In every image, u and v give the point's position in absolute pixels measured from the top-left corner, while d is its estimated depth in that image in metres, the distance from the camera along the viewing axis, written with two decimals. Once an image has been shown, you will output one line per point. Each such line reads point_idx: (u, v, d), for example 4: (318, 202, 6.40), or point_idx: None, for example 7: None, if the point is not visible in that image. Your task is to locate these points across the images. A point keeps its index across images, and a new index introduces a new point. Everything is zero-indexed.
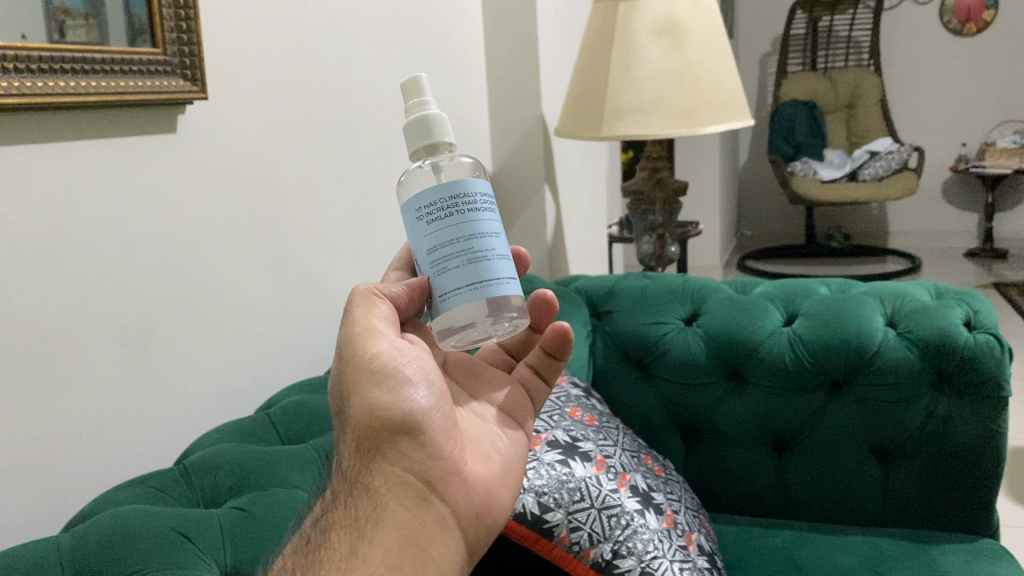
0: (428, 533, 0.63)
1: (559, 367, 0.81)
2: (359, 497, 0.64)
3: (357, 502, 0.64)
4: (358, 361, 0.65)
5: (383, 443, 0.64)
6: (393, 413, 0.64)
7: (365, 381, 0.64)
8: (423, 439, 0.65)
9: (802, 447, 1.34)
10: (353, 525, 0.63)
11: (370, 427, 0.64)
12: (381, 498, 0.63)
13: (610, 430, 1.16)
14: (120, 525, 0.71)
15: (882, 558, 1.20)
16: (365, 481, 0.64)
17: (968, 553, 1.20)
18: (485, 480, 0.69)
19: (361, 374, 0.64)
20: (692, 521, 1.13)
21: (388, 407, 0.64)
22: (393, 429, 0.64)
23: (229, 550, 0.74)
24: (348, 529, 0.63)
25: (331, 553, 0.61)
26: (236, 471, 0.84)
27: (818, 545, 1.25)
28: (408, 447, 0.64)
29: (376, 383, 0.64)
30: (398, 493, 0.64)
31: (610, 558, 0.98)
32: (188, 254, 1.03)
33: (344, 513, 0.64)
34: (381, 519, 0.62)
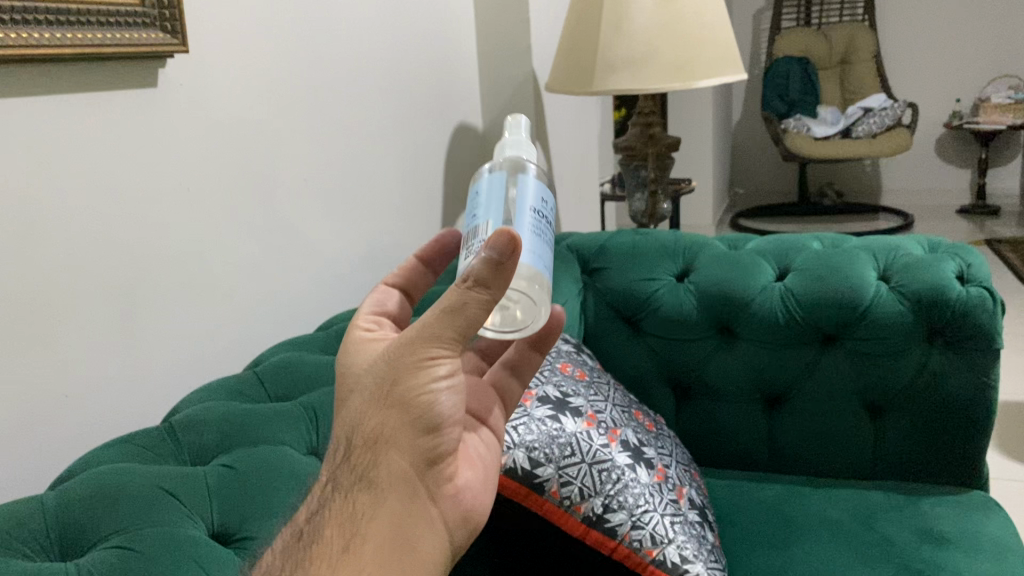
0: (419, 534, 0.60)
1: (537, 362, 0.77)
2: (358, 492, 0.59)
3: (355, 497, 0.59)
4: (415, 357, 0.59)
5: (405, 441, 0.60)
6: (419, 413, 0.59)
7: (403, 376, 0.59)
8: (432, 442, 0.61)
9: (794, 401, 1.34)
10: (348, 520, 0.58)
11: (390, 425, 0.59)
12: (382, 494, 0.59)
13: (600, 386, 1.15)
14: (105, 484, 0.71)
15: (871, 510, 1.19)
16: (372, 476, 0.59)
17: (958, 505, 1.20)
18: (475, 484, 0.66)
19: (405, 368, 0.59)
20: (683, 475, 1.12)
21: (421, 409, 0.59)
22: (415, 429, 0.60)
23: (216, 508, 0.73)
24: (343, 522, 0.58)
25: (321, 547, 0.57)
26: (221, 428, 0.83)
27: (810, 497, 1.24)
28: (421, 448, 0.61)
29: (422, 388, 0.59)
30: (397, 490, 0.60)
31: (601, 512, 0.98)
32: (171, 213, 1.01)
33: (340, 506, 0.59)
34: (376, 517, 0.59)
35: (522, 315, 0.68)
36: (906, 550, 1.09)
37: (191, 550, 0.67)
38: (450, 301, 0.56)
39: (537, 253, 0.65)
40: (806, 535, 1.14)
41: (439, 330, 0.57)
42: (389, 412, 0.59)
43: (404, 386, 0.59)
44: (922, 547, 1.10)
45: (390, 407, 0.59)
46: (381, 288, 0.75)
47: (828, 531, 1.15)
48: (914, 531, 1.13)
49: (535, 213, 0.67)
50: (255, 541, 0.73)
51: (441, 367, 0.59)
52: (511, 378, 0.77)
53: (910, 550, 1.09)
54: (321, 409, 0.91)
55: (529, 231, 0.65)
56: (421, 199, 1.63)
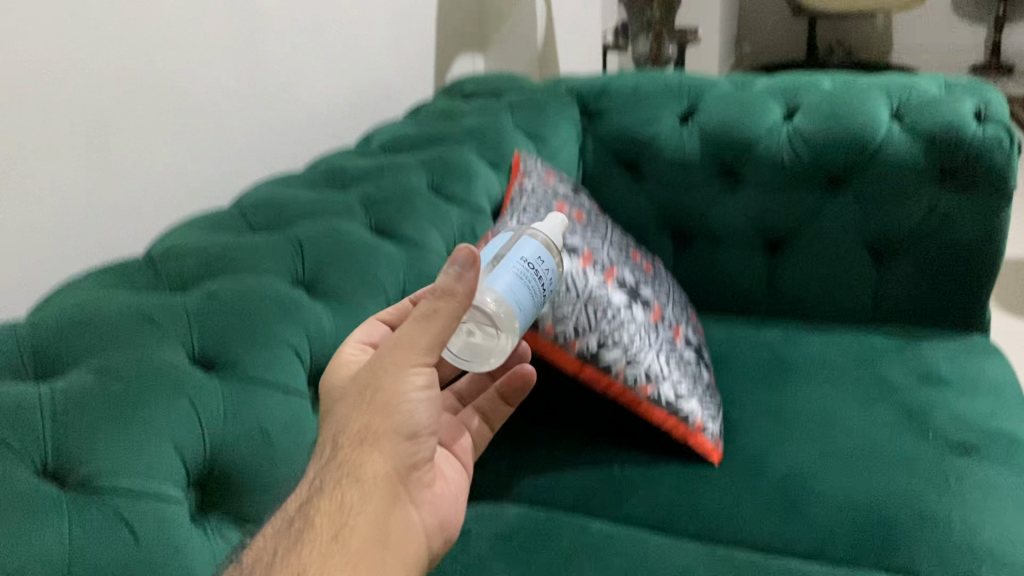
0: (398, 530, 0.60)
1: (505, 413, 0.83)
2: (345, 486, 0.58)
3: (343, 491, 0.57)
4: (398, 366, 0.61)
5: (388, 446, 0.60)
6: (403, 419, 0.61)
7: (387, 384, 0.61)
8: (412, 451, 0.62)
9: (797, 246, 1.30)
10: (335, 511, 0.56)
11: (376, 424, 0.60)
12: (367, 489, 0.58)
13: (598, 225, 1.12)
14: (80, 311, 0.68)
15: (870, 353, 1.18)
16: (360, 473, 0.58)
17: (958, 348, 1.19)
18: (445, 498, 0.68)
19: (389, 375, 0.61)
20: (680, 315, 1.10)
21: (404, 417, 0.61)
22: (397, 434, 0.61)
23: (195, 334, 0.69)
24: (332, 513, 0.56)
25: (311, 532, 0.55)
26: (201, 258, 0.79)
27: (808, 341, 1.22)
28: (402, 454, 0.62)
29: (405, 393, 0.61)
30: (382, 488, 0.59)
31: (596, 350, 0.97)
32: (142, 33, 0.94)
33: (328, 496, 0.57)
34: (362, 512, 0.57)
35: (486, 339, 0.72)
36: (905, 392, 1.08)
37: (170, 375, 0.64)
38: (428, 311, 0.60)
39: (513, 292, 0.68)
40: (805, 376, 1.13)
41: (421, 338, 0.60)
42: (373, 416, 0.60)
43: (388, 396, 0.60)
44: (921, 388, 1.09)
45: (376, 414, 0.60)
46: (372, 321, 0.73)
47: (826, 373, 1.13)
48: (913, 373, 1.12)
49: (527, 263, 0.71)
50: (236, 367, 0.69)
51: (421, 377, 0.61)
52: (482, 424, 0.82)
53: (909, 391, 1.09)
54: (308, 241, 0.85)
55: (514, 272, 0.70)
56: (413, 37, 1.54)
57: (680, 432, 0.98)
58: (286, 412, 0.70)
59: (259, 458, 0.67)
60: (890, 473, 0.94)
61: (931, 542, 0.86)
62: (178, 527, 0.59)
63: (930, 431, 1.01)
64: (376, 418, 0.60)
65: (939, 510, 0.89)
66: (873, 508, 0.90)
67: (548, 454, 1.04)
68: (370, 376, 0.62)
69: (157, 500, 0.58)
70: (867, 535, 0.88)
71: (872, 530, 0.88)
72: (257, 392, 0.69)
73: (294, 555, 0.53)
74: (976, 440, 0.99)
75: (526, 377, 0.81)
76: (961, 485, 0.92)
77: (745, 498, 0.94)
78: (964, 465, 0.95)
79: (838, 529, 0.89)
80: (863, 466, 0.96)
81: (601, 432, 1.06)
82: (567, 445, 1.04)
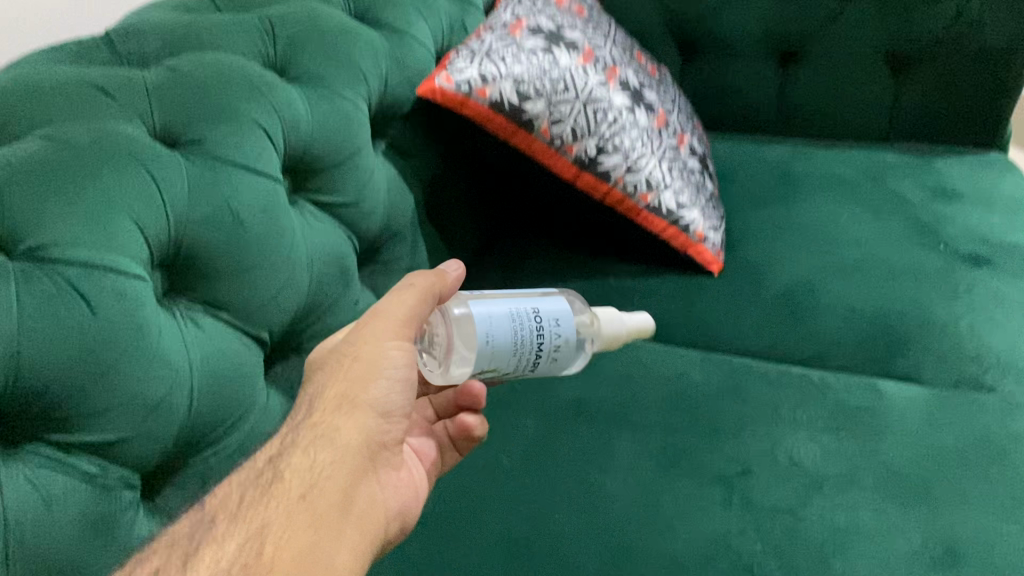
0: (362, 500, 0.55)
1: (458, 457, 0.70)
2: (317, 445, 0.53)
3: (314, 450, 0.53)
4: (378, 335, 0.57)
5: (365, 415, 0.56)
6: (380, 393, 0.56)
7: (369, 354, 0.57)
8: (391, 435, 0.58)
9: (810, 56, 1.22)
10: (302, 469, 0.52)
11: (354, 381, 0.56)
12: (340, 451, 0.54)
13: (600, 24, 1.03)
14: (31, 78, 0.60)
15: (882, 168, 1.12)
16: (335, 442, 0.54)
17: (974, 164, 1.13)
18: (410, 483, 0.62)
19: (371, 338, 0.57)
20: (685, 122, 1.03)
21: (383, 390, 0.56)
22: (373, 405, 0.56)
23: (158, 107, 0.63)
24: (302, 469, 0.52)
25: (281, 485, 0.51)
26: (165, 35, 0.70)
27: (817, 157, 1.16)
28: (378, 429, 0.57)
29: (384, 362, 0.57)
30: (354, 455, 0.55)
31: (594, 156, 0.89)
32: None
33: (296, 456, 0.53)
34: (331, 475, 0.53)
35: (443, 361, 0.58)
36: (917, 206, 1.03)
37: (127, 145, 0.58)
38: (401, 286, 0.59)
39: (492, 318, 0.56)
40: (812, 190, 1.08)
41: (395, 311, 0.58)
42: (349, 377, 0.56)
43: (367, 369, 0.57)
44: (934, 203, 1.04)
45: (355, 379, 0.56)
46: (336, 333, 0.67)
47: (835, 188, 1.08)
48: (926, 189, 1.07)
49: (533, 318, 0.58)
50: (204, 146, 0.63)
51: (406, 350, 0.58)
52: (449, 450, 0.69)
53: (921, 205, 1.04)
54: (280, 19, 0.76)
55: (509, 308, 0.57)
56: None
57: (680, 242, 0.94)
58: (258, 195, 0.65)
59: (228, 240, 0.63)
60: (898, 283, 0.91)
61: (936, 349, 0.83)
62: (139, 303, 0.55)
63: (941, 244, 0.96)
64: (356, 384, 0.56)
65: (946, 318, 0.86)
66: (877, 317, 0.87)
67: (542, 267, 1.00)
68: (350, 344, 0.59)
69: (115, 274, 0.54)
70: (870, 343, 0.85)
71: (875, 338, 0.85)
72: (225, 170, 0.63)
73: (257, 511, 0.49)
74: (989, 252, 0.95)
75: (469, 429, 0.67)
76: (970, 295, 0.88)
77: (745, 308, 0.91)
78: (974, 276, 0.91)
79: (840, 337, 0.86)
80: (869, 276, 0.92)
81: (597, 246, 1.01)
82: (562, 258, 1.01)
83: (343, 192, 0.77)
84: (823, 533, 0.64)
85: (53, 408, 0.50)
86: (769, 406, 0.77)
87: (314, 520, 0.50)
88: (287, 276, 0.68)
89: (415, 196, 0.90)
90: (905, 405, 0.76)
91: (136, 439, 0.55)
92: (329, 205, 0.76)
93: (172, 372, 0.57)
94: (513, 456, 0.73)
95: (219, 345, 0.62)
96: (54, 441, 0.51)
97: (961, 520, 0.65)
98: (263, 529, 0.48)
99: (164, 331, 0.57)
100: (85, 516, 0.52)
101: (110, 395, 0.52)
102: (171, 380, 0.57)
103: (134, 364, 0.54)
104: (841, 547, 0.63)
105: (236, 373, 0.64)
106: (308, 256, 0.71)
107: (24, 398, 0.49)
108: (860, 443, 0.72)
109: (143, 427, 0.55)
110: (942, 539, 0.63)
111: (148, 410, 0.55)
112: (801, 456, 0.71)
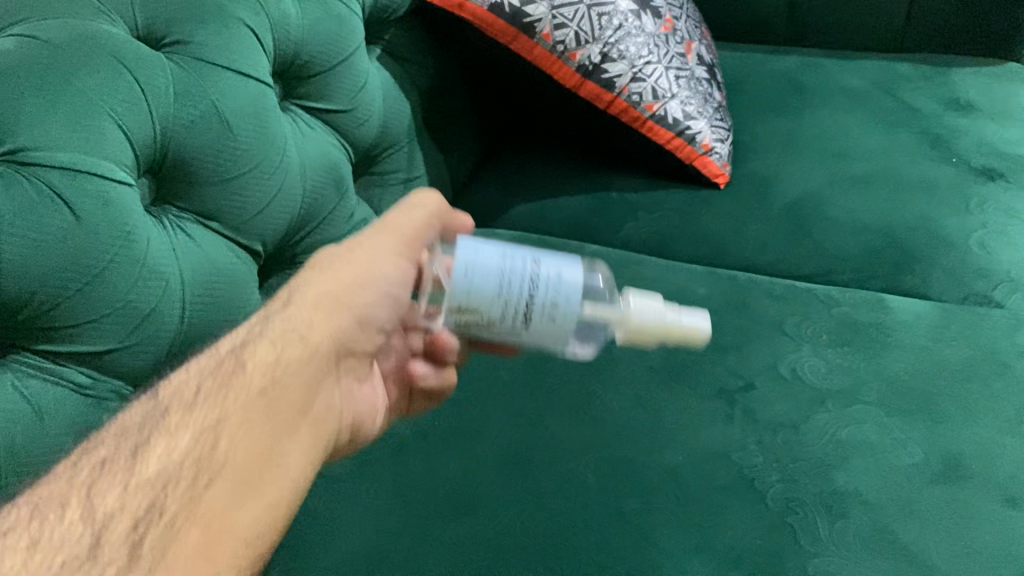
0: (322, 402, 0.52)
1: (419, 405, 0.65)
2: (287, 341, 0.50)
3: (283, 346, 0.50)
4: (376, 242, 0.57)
5: (335, 327, 0.53)
6: (361, 297, 0.55)
7: (361, 257, 0.56)
8: (354, 339, 0.55)
9: None
10: (270, 363, 0.48)
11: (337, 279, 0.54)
12: (311, 351, 0.51)
13: None
14: None
15: (895, 80, 1.09)
16: (305, 341, 0.51)
17: (991, 76, 1.09)
18: (376, 398, 0.59)
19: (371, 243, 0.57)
20: (694, 30, 0.99)
21: (365, 294, 0.55)
22: (352, 309, 0.54)
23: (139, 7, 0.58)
24: (268, 364, 0.48)
25: (243, 377, 0.47)
26: None
27: (828, 68, 1.12)
28: (350, 335, 0.54)
29: (373, 268, 0.56)
30: (323, 357, 0.52)
31: (598, 63, 0.86)
32: None
33: (266, 347, 0.49)
34: (296, 375, 0.49)
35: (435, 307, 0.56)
36: (930, 118, 1.00)
37: (107, 43, 0.54)
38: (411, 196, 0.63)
39: (474, 265, 0.54)
40: (822, 101, 1.04)
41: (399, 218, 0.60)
42: (333, 277, 0.55)
43: (353, 277, 0.55)
44: (947, 115, 1.01)
45: (343, 282, 0.54)
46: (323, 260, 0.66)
47: (845, 100, 1.04)
48: (940, 100, 1.04)
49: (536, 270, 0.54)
50: (189, 49, 0.59)
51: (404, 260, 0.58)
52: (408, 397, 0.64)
53: (934, 117, 1.00)
54: None
55: (505, 257, 0.54)
56: None
57: (685, 154, 0.91)
58: (247, 99, 0.63)
59: (218, 147, 0.60)
60: (908, 196, 0.88)
61: (944, 264, 0.81)
62: (125, 210, 0.53)
63: (953, 157, 0.94)
64: (343, 285, 0.54)
65: (956, 233, 0.84)
66: (886, 231, 0.85)
67: (542, 178, 0.98)
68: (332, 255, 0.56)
69: (99, 179, 0.52)
70: (877, 257, 0.83)
71: (883, 252, 0.83)
72: (213, 73, 0.60)
73: (215, 404, 0.45)
74: (1003, 166, 0.92)
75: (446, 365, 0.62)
76: (981, 209, 0.86)
77: (751, 222, 0.89)
78: (986, 190, 0.89)
79: (848, 252, 0.84)
80: (879, 189, 0.90)
81: (599, 157, 0.99)
82: (562, 169, 0.98)
83: (338, 99, 0.74)
84: (825, 446, 0.64)
85: (38, 317, 0.49)
86: (773, 320, 0.76)
87: (276, 422, 0.46)
88: (280, 185, 0.66)
89: (413, 104, 0.87)
90: (912, 319, 0.75)
91: (126, 349, 0.53)
92: (322, 113, 0.73)
93: (163, 281, 0.56)
94: (513, 370, 0.72)
95: (210, 255, 0.61)
96: (40, 350, 0.50)
97: (963, 433, 0.64)
98: (223, 425, 0.44)
99: (152, 239, 0.55)
100: (77, 427, 0.52)
101: (97, 304, 0.51)
102: (161, 289, 0.55)
103: (120, 273, 0.52)
104: (843, 460, 0.63)
105: (230, 283, 0.62)
106: (301, 165, 0.69)
107: (7, 314, 0.48)
108: (865, 357, 0.71)
109: (133, 337, 0.54)
110: (944, 452, 0.63)
111: (138, 319, 0.54)
112: (805, 370, 0.70)
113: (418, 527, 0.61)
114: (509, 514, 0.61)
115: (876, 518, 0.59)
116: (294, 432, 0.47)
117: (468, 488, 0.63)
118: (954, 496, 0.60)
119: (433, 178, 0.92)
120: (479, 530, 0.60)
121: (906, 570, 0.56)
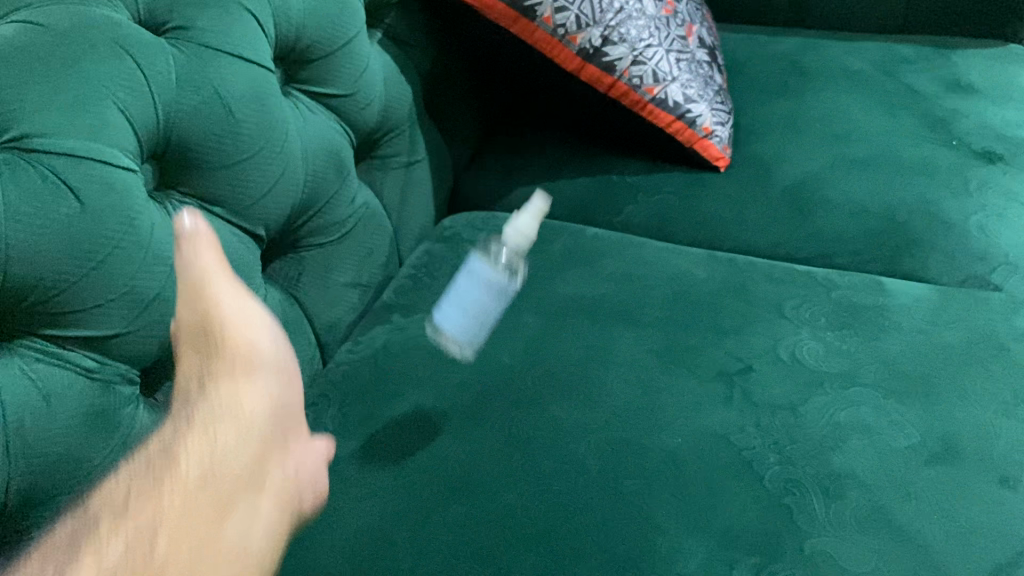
0: (230, 523, 0.47)
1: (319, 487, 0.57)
2: (164, 485, 0.47)
3: (155, 495, 0.46)
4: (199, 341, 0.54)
5: (246, 448, 0.51)
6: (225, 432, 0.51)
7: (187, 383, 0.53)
8: (268, 442, 0.54)
9: None
10: (145, 501, 0.46)
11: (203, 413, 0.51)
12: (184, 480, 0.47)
13: None
14: None
15: (896, 62, 1.08)
16: (212, 466, 0.49)
17: (992, 57, 1.09)
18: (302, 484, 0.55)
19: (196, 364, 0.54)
20: (694, 12, 0.98)
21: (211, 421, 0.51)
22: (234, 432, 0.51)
23: None
24: (136, 506, 0.45)
25: (137, 539, 0.44)
26: None
27: (829, 50, 1.12)
28: (242, 441, 0.51)
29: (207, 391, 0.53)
30: (216, 486, 0.48)
31: (599, 46, 0.86)
32: None
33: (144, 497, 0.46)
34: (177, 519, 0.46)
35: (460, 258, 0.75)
36: (930, 100, 1.00)
37: (109, 29, 0.54)
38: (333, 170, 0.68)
39: None
40: (823, 84, 1.04)
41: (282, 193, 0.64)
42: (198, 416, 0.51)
43: (234, 384, 0.54)
44: (948, 97, 1.01)
45: (217, 420, 0.51)
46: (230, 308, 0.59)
47: (846, 82, 1.04)
48: (941, 83, 1.04)
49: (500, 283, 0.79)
50: (191, 34, 0.60)
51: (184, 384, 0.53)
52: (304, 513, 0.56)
53: (935, 99, 1.01)
54: None
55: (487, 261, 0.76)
56: None
57: (686, 137, 0.91)
58: (249, 83, 0.63)
59: (219, 132, 0.60)
60: (907, 179, 0.89)
61: (943, 246, 0.82)
62: (130, 195, 0.54)
63: (953, 139, 0.94)
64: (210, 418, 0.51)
65: (955, 215, 0.84)
66: (885, 214, 0.85)
67: (542, 161, 0.98)
68: (218, 351, 0.55)
69: (103, 165, 0.52)
70: (876, 240, 0.84)
71: (883, 235, 0.84)
72: (214, 58, 0.60)
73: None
74: (1003, 149, 0.92)
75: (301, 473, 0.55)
76: (981, 192, 0.86)
77: (751, 204, 0.89)
78: (986, 172, 0.89)
79: (847, 235, 0.85)
80: (879, 171, 0.90)
81: (600, 140, 0.99)
82: (562, 152, 0.98)
83: (339, 83, 0.74)
84: (823, 428, 0.65)
85: (45, 302, 0.49)
86: (772, 303, 0.76)
87: (204, 560, 0.45)
88: (281, 169, 0.66)
89: (413, 88, 0.87)
90: (910, 302, 0.76)
91: (131, 332, 0.54)
92: (323, 97, 0.74)
93: (167, 266, 0.56)
94: (514, 353, 0.73)
95: None
96: (47, 335, 0.51)
97: (959, 416, 0.65)
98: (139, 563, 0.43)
99: (157, 224, 0.56)
100: (84, 410, 0.52)
101: (102, 288, 0.52)
102: (165, 273, 0.56)
103: (125, 257, 0.53)
104: (841, 442, 0.64)
105: (233, 267, 0.63)
106: (303, 150, 0.69)
107: (15, 298, 0.48)
108: (863, 340, 0.72)
109: (138, 321, 0.55)
110: (941, 434, 0.64)
111: (143, 303, 0.55)
112: (803, 354, 0.71)
113: (421, 508, 0.61)
114: (510, 496, 0.62)
115: (873, 499, 0.60)
116: (229, 563, 0.46)
117: (470, 470, 0.64)
118: (950, 477, 0.61)
119: (434, 162, 0.93)
120: (480, 512, 0.61)
121: (902, 550, 0.57)
